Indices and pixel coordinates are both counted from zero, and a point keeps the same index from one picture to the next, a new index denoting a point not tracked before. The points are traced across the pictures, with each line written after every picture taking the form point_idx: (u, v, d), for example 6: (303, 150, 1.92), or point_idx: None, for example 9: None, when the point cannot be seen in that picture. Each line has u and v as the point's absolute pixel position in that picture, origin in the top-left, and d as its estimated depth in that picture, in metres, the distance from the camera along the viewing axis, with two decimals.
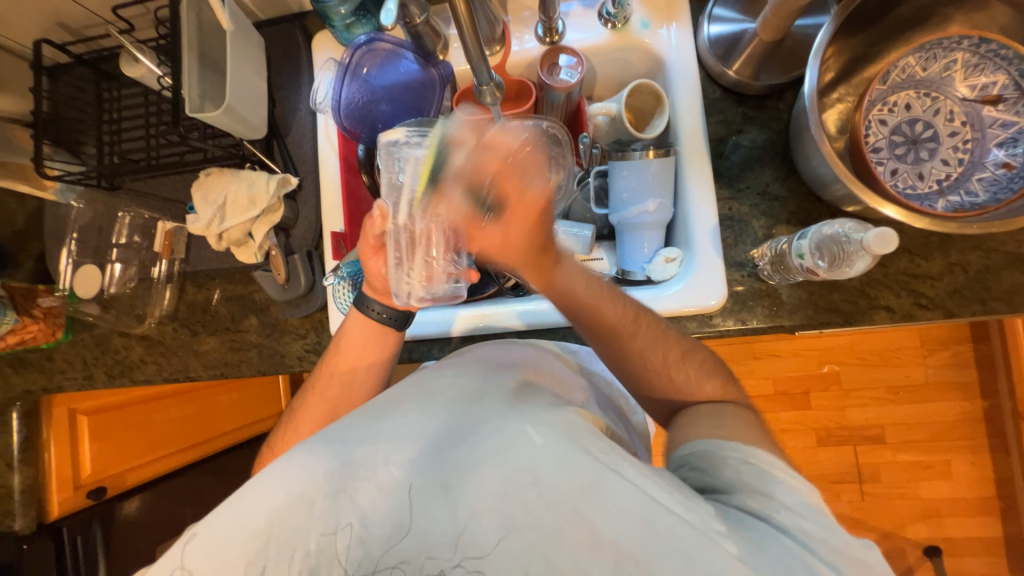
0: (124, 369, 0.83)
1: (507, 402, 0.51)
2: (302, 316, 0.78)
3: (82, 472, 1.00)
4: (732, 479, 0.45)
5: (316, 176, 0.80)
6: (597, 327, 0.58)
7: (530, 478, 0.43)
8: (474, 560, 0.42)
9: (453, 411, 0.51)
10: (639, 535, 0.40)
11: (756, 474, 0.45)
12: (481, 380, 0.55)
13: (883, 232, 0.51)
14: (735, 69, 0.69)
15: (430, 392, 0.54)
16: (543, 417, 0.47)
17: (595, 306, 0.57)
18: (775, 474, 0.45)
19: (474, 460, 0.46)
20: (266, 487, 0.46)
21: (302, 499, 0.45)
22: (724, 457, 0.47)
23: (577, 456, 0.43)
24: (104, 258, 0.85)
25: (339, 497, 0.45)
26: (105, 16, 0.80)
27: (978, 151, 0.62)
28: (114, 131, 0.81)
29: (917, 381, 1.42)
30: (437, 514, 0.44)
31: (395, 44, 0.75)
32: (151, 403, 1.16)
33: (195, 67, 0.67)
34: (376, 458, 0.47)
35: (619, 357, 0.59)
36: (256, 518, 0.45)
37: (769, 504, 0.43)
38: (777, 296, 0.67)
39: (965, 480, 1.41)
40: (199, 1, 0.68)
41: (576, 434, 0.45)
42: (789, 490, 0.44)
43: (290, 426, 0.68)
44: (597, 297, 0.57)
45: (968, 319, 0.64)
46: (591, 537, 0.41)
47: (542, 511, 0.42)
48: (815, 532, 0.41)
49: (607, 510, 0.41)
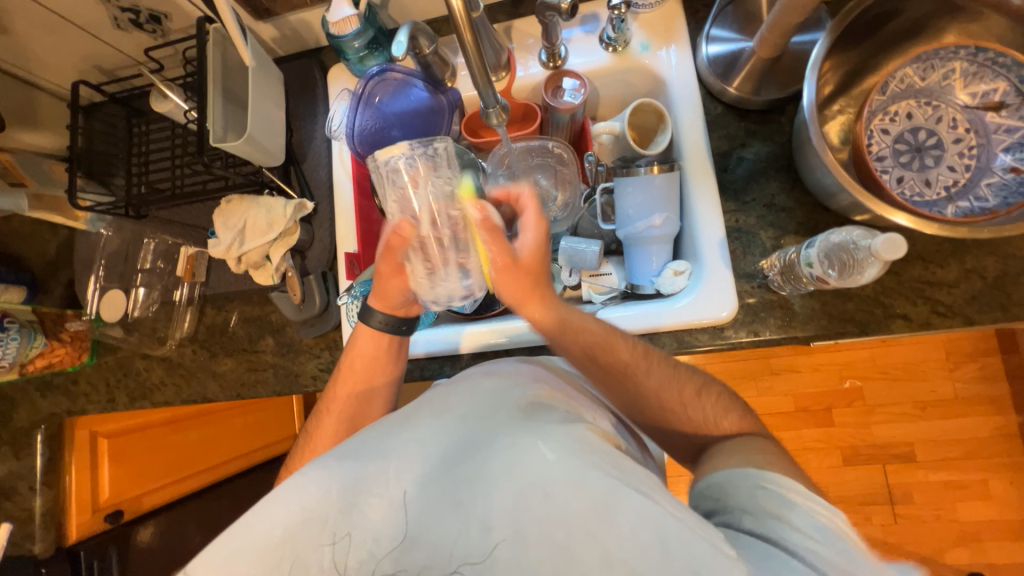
0: (144, 391, 0.85)
1: (519, 415, 0.50)
2: (317, 336, 0.79)
3: (100, 496, 1.02)
4: (747, 504, 0.45)
5: (331, 200, 0.83)
6: (609, 367, 0.58)
7: (540, 493, 0.42)
8: (471, 566, 0.42)
9: (464, 425, 0.51)
10: (652, 554, 0.38)
11: (768, 498, 0.44)
12: (493, 393, 0.55)
13: (891, 238, 0.50)
14: (735, 85, 0.70)
15: (440, 407, 0.53)
16: (554, 433, 0.46)
17: (590, 351, 0.58)
18: (788, 498, 0.44)
19: (484, 474, 0.45)
20: (280, 502, 0.46)
21: (316, 515, 0.45)
22: (736, 484, 0.47)
23: (590, 472, 0.42)
24: (129, 283, 0.88)
25: (349, 510, 0.45)
26: (138, 58, 0.85)
27: (985, 157, 0.62)
28: (142, 163, 0.86)
29: (945, 396, 1.37)
30: (446, 524, 0.44)
31: (406, 74, 0.78)
32: (173, 424, 1.17)
33: (219, 99, 0.71)
34: (387, 474, 0.47)
35: (636, 375, 0.58)
36: (269, 533, 0.46)
37: (782, 530, 0.41)
38: (789, 307, 0.66)
39: (1005, 501, 1.33)
40: (224, 40, 0.73)
41: (588, 451, 0.44)
42: (805, 514, 0.42)
43: (304, 442, 0.70)
44: (588, 339, 0.59)
45: (990, 326, 0.62)
46: (603, 554, 0.39)
47: (551, 526, 0.41)
48: (835, 561, 0.39)
49: (620, 526, 0.40)
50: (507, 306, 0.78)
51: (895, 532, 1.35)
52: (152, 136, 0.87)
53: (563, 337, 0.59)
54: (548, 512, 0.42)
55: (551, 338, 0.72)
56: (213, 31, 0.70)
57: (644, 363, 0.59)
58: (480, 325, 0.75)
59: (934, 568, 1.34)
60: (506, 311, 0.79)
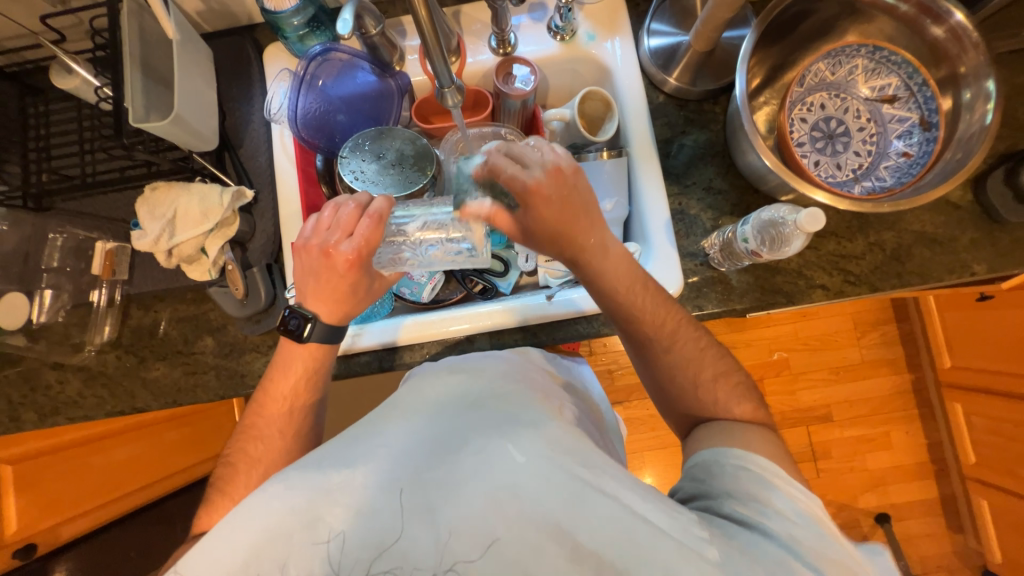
0: (57, 406, 0.76)
1: (491, 412, 0.50)
2: (264, 332, 0.75)
3: (6, 529, 0.89)
4: (731, 486, 0.49)
5: (273, 188, 0.78)
6: (639, 336, 0.61)
7: (510, 495, 0.43)
8: (464, 564, 0.42)
9: (432, 425, 0.50)
10: (618, 544, 0.41)
11: (752, 480, 0.49)
12: (457, 395, 0.54)
13: (813, 212, 0.57)
14: (675, 76, 0.75)
15: (403, 409, 0.53)
16: (524, 434, 0.47)
17: (641, 316, 0.59)
18: (772, 481, 0.48)
19: (454, 479, 0.45)
20: (245, 516, 0.44)
21: (281, 532, 0.43)
22: (722, 465, 0.51)
23: (558, 476, 0.43)
24: (33, 285, 0.77)
25: (316, 522, 0.43)
26: (33, 27, 0.75)
27: (882, 143, 0.71)
28: (42, 148, 0.76)
29: (854, 361, 1.55)
30: (418, 532, 0.42)
31: (351, 55, 0.76)
32: (93, 443, 1.03)
33: (138, 77, 0.64)
34: (353, 480, 0.45)
35: (648, 355, 0.61)
36: (235, 555, 0.43)
37: (762, 511, 0.46)
38: (728, 282, 0.72)
39: (902, 449, 1.55)
40: (141, 11, 0.66)
41: (556, 453, 0.45)
42: (786, 497, 0.47)
43: (242, 463, 0.62)
44: (644, 298, 0.59)
45: (889, 292, 0.71)
46: (573, 551, 0.41)
47: (523, 524, 0.42)
48: (813, 544, 0.43)
49: (588, 523, 0.42)
50: (467, 293, 0.81)
51: (818, 485, 1.52)
52: (53, 117, 0.78)
53: (622, 296, 0.59)
54: (519, 515, 0.42)
55: (508, 323, 0.72)
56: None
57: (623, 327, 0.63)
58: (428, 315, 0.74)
59: (850, 513, 1.52)
60: (464, 298, 0.82)
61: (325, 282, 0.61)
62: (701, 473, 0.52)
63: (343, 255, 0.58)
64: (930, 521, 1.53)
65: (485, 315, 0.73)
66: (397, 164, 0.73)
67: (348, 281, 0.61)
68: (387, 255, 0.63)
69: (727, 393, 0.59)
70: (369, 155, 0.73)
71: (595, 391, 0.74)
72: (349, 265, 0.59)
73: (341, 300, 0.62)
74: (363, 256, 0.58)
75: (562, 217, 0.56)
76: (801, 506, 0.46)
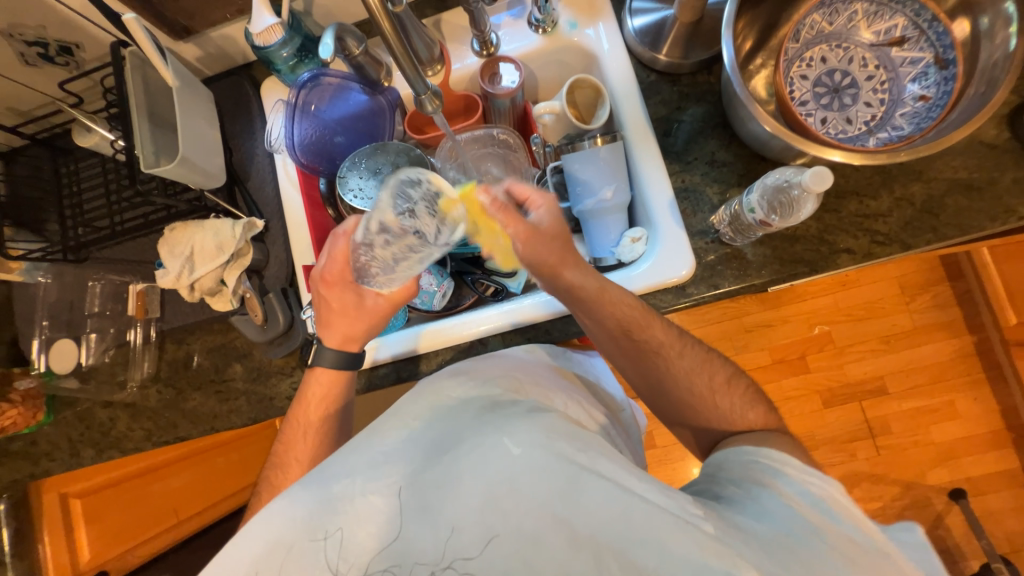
0: (111, 440, 0.81)
1: (490, 411, 0.51)
2: (287, 354, 0.77)
3: (80, 557, 0.98)
4: (737, 474, 0.50)
5: (282, 216, 0.81)
6: (637, 346, 0.61)
7: (508, 487, 0.43)
8: (463, 561, 0.41)
9: (432, 430, 0.50)
10: (616, 527, 0.40)
11: (762, 470, 0.49)
12: (458, 402, 0.54)
13: (818, 171, 0.54)
14: (664, 53, 0.73)
15: (406, 414, 0.53)
16: (520, 427, 0.47)
17: (624, 323, 0.59)
18: (781, 470, 0.49)
19: (452, 474, 0.45)
20: (253, 533, 0.45)
21: (282, 544, 0.44)
22: (732, 462, 0.53)
23: (552, 462, 0.43)
24: (80, 331, 0.83)
25: (318, 532, 0.44)
26: (53, 93, 0.81)
27: (895, 90, 0.66)
28: (75, 205, 0.82)
29: (904, 328, 1.45)
30: (417, 531, 0.43)
31: (341, 78, 0.78)
32: (150, 473, 1.09)
33: (145, 125, 0.68)
34: (354, 490, 0.45)
35: (646, 356, 0.61)
36: (240, 568, 0.44)
37: (766, 493, 0.46)
38: (743, 257, 0.68)
39: (970, 417, 1.43)
40: (143, 64, 0.70)
41: (553, 440, 0.45)
42: (793, 481, 0.48)
43: (267, 492, 0.64)
44: (622, 310, 0.59)
45: (925, 248, 0.66)
46: (569, 536, 0.40)
47: (520, 516, 0.41)
48: (827, 523, 0.43)
49: (586, 506, 0.41)
50: (478, 297, 0.81)
51: (880, 463, 1.42)
52: (83, 174, 0.84)
53: (597, 306, 0.59)
54: (516, 504, 0.42)
55: (520, 322, 0.72)
56: (130, 56, 0.68)
57: (665, 340, 0.60)
58: (432, 325, 0.75)
59: (919, 491, 1.40)
60: (476, 303, 0.82)
61: (325, 312, 0.67)
62: (712, 468, 0.54)
63: (330, 274, 0.65)
64: (1015, 494, 1.39)
65: (497, 317, 0.73)
66: (394, 177, 0.74)
67: (330, 302, 0.66)
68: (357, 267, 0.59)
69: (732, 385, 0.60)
70: (366, 172, 0.75)
71: (609, 383, 0.73)
72: (323, 284, 0.66)
73: (345, 324, 0.67)
74: (330, 275, 0.65)
75: (557, 246, 0.59)
76: (809, 488, 0.47)
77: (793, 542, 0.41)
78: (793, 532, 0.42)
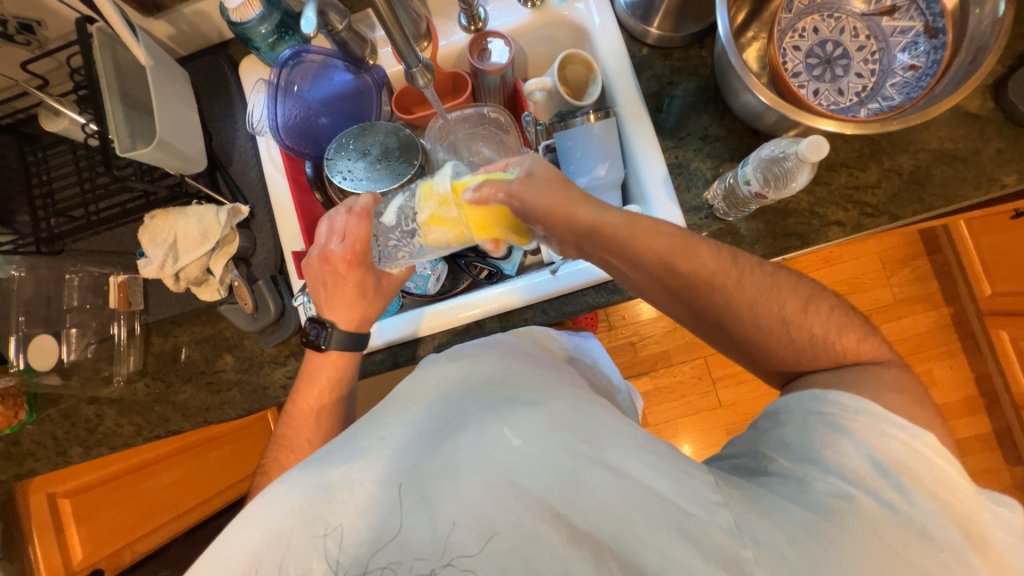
0: (99, 438, 0.78)
1: (490, 395, 0.50)
2: (279, 344, 0.76)
3: (73, 559, 0.96)
4: (792, 437, 0.46)
5: (268, 202, 0.79)
6: (692, 288, 0.53)
7: (507, 480, 0.43)
8: (464, 559, 0.41)
9: (431, 414, 0.50)
10: (615, 525, 0.41)
11: (823, 427, 0.46)
12: (455, 383, 0.53)
13: (814, 140, 0.54)
14: (655, 26, 0.72)
15: (406, 401, 0.52)
16: (521, 416, 0.47)
17: (669, 259, 0.52)
18: (846, 426, 0.45)
19: (452, 464, 0.45)
20: (250, 520, 0.45)
21: (280, 533, 0.44)
22: (791, 411, 0.49)
23: (553, 454, 0.44)
24: (59, 326, 0.80)
25: (315, 522, 0.44)
26: (16, 75, 0.77)
27: (886, 60, 0.66)
28: (46, 194, 0.78)
29: (887, 302, 1.49)
30: (415, 524, 0.42)
31: (324, 55, 0.75)
32: (141, 470, 1.06)
33: (119, 107, 0.65)
34: (352, 477, 0.45)
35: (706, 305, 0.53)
36: (236, 561, 0.44)
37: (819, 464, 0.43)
38: (737, 232, 0.69)
39: (947, 386, 1.48)
40: (112, 42, 0.66)
41: (556, 432, 0.45)
42: (862, 444, 0.43)
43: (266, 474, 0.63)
44: (663, 246, 0.52)
45: (912, 219, 0.67)
46: (569, 532, 0.41)
47: (518, 511, 0.41)
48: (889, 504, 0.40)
49: (587, 502, 0.42)
50: (473, 280, 0.80)
51: None
52: (52, 162, 0.80)
53: (630, 245, 0.52)
54: (517, 499, 0.42)
55: (517, 305, 0.72)
56: (98, 32, 0.64)
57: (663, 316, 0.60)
58: (431, 308, 0.73)
59: None
60: (472, 286, 0.81)
61: (335, 291, 0.66)
62: (775, 425, 0.49)
63: (339, 255, 0.64)
64: (988, 458, 1.46)
65: (493, 298, 0.72)
66: (383, 159, 0.72)
67: (332, 278, 0.66)
68: (385, 253, 0.65)
69: (813, 310, 0.52)
70: (354, 153, 0.73)
71: (606, 365, 0.73)
72: (322, 260, 0.65)
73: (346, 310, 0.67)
74: (346, 259, 0.64)
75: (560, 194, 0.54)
76: (879, 453, 0.43)
77: (836, 532, 0.38)
78: (842, 518, 0.39)
